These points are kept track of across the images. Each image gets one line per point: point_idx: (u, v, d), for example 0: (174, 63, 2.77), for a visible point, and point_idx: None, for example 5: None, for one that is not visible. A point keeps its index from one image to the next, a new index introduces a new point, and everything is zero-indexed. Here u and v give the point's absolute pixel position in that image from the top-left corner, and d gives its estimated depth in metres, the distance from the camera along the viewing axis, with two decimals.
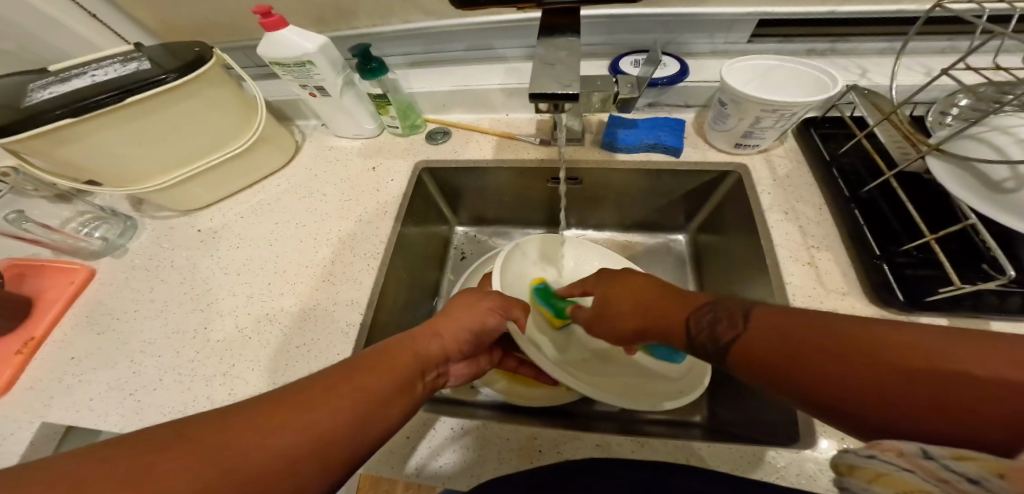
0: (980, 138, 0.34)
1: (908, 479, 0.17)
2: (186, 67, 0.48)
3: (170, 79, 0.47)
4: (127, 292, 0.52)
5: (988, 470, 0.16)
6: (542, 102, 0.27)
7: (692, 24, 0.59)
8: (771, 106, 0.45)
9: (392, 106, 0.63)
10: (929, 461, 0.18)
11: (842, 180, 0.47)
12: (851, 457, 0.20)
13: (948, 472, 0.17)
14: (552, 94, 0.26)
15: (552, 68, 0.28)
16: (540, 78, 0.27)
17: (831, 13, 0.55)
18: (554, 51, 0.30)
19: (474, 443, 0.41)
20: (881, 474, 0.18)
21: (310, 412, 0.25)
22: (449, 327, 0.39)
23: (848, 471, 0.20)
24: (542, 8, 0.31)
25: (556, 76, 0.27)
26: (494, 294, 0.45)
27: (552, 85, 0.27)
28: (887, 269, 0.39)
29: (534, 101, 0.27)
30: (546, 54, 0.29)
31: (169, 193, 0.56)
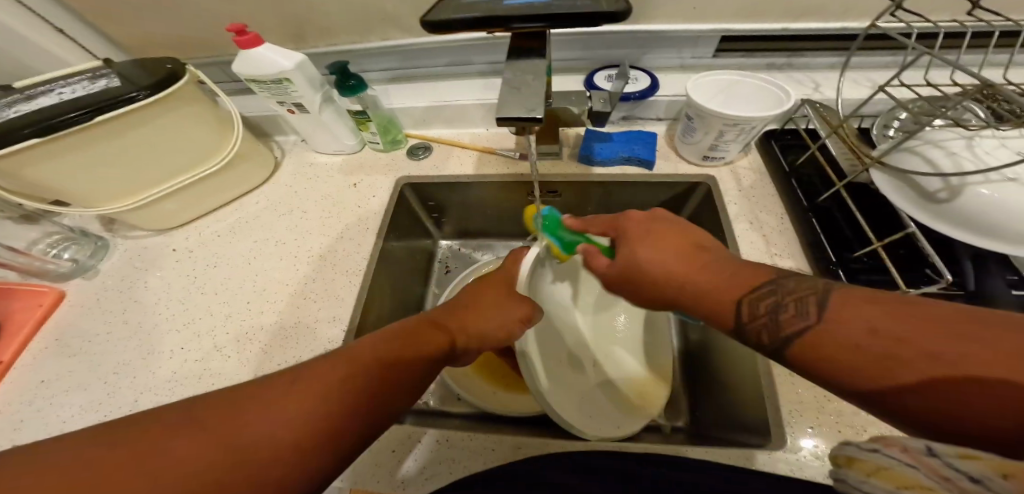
0: (916, 150, 0.37)
1: (905, 474, 0.19)
2: (161, 83, 0.47)
3: (141, 96, 0.46)
4: (99, 313, 0.51)
5: (990, 470, 0.16)
6: (506, 126, 0.27)
7: (660, 41, 0.63)
8: (733, 121, 0.48)
9: (372, 122, 0.63)
10: (933, 459, 0.18)
11: (801, 190, 0.50)
12: (853, 452, 0.22)
13: (950, 470, 0.17)
14: (518, 118, 0.26)
15: (519, 91, 0.29)
16: (507, 102, 0.28)
17: (786, 31, 0.59)
18: (520, 75, 0.30)
19: (460, 455, 0.41)
20: (880, 469, 0.20)
21: (294, 407, 0.25)
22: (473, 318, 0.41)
23: (849, 464, 0.23)
24: (511, 31, 0.33)
25: (523, 100, 0.28)
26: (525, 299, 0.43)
27: (518, 110, 0.27)
28: (843, 274, 0.42)
29: (502, 125, 0.27)
30: (514, 78, 0.30)
31: (144, 212, 0.56)
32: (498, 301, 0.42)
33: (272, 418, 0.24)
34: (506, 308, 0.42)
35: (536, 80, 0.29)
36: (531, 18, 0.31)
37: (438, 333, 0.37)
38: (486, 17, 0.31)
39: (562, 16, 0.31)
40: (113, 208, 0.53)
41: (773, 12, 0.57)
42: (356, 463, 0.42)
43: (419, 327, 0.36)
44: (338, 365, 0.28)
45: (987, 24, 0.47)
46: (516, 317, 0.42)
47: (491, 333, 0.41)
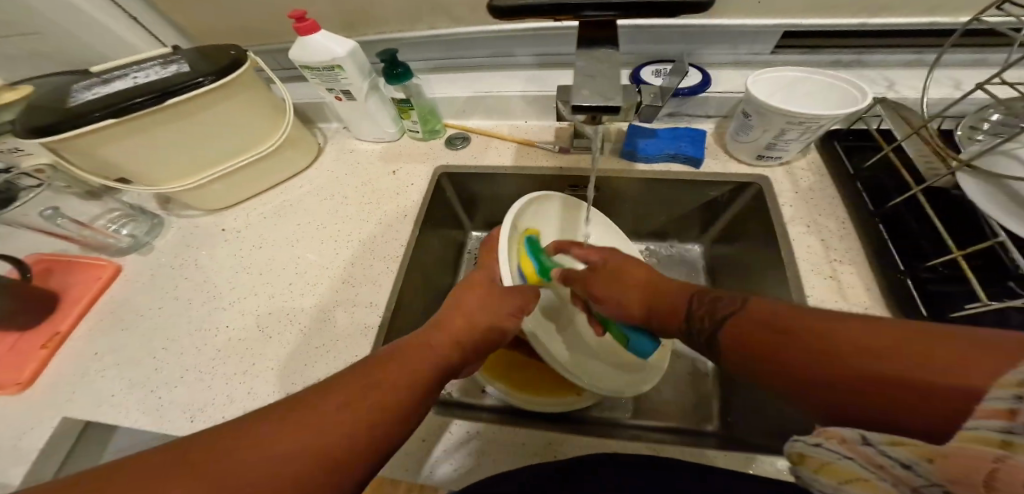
0: (1016, 155, 0.33)
1: (846, 466, 0.21)
2: (224, 70, 0.49)
3: (207, 82, 0.48)
4: (152, 288, 0.54)
5: (917, 455, 0.19)
6: (580, 114, 0.25)
7: (716, 34, 0.60)
8: (798, 119, 0.45)
9: (414, 111, 0.64)
10: (866, 447, 0.21)
11: (867, 194, 0.47)
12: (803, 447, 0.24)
13: (883, 458, 0.20)
14: (593, 106, 0.24)
15: (591, 79, 0.26)
16: (581, 89, 0.26)
17: (857, 25, 0.55)
18: (593, 63, 0.28)
19: (494, 448, 0.41)
20: (825, 463, 0.23)
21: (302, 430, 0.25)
22: (467, 319, 0.39)
23: (801, 460, 0.24)
24: (579, 20, 0.32)
25: (600, 86, 0.26)
26: (517, 292, 0.42)
27: (594, 97, 0.25)
28: (912, 284, 0.39)
29: (574, 114, 0.25)
30: (586, 65, 0.28)
31: (198, 192, 0.58)
32: (491, 292, 0.42)
33: (285, 445, 0.24)
34: (501, 299, 0.41)
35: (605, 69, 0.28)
36: (604, 5, 0.30)
37: (431, 346, 0.35)
38: (558, 4, 0.30)
39: (637, 3, 0.29)
40: (176, 188, 0.55)
41: (844, 4, 0.53)
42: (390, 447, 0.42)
43: (411, 344, 0.35)
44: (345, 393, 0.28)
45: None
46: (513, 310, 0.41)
47: (489, 329, 0.40)
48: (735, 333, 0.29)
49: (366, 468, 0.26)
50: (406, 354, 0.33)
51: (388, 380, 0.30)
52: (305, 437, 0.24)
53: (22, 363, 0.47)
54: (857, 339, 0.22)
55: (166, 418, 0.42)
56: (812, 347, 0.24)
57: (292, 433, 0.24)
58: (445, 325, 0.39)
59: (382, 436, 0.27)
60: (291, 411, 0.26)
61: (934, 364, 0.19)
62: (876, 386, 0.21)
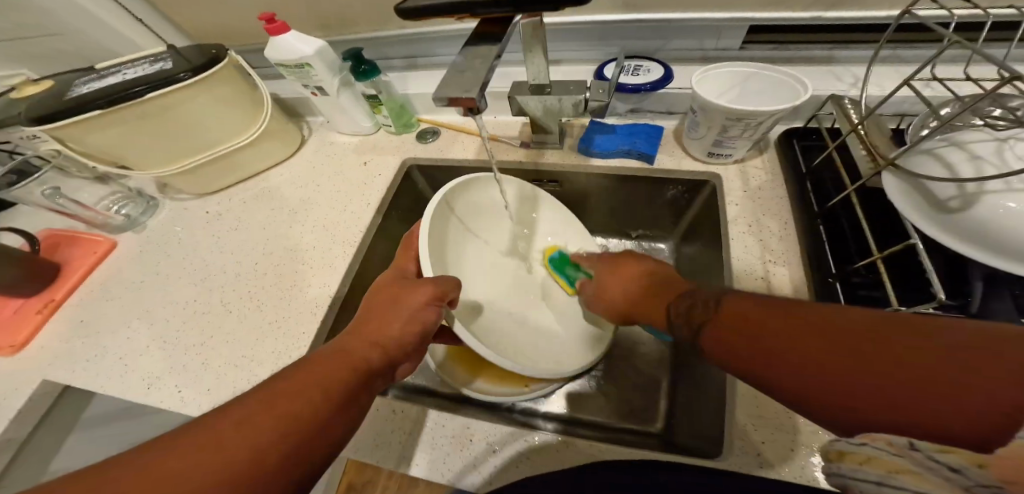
0: (936, 154, 0.32)
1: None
2: (200, 67, 0.54)
3: (187, 78, 0.53)
4: (139, 264, 0.59)
5: (968, 460, 0.16)
6: (447, 106, 0.27)
7: (679, 30, 0.59)
8: (737, 115, 0.44)
9: (384, 106, 0.67)
10: (916, 452, 0.17)
11: (814, 194, 0.45)
12: (842, 445, 0.20)
13: (932, 462, 0.17)
14: (454, 98, 0.26)
15: (464, 74, 0.28)
16: (449, 83, 0.27)
17: (823, 20, 0.53)
18: (474, 57, 0.29)
19: (409, 427, 0.44)
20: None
21: (227, 440, 0.24)
22: (384, 326, 0.38)
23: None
24: (479, 17, 0.33)
25: (468, 80, 0.27)
26: (427, 282, 0.40)
27: (457, 90, 0.26)
28: (838, 288, 0.38)
29: (439, 106, 0.27)
30: (466, 60, 0.29)
31: (185, 179, 0.64)
32: (405, 292, 0.40)
33: (183, 482, 0.22)
34: (412, 300, 0.39)
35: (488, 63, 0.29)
36: (495, 3, 0.31)
37: (346, 358, 0.34)
38: (454, 2, 0.32)
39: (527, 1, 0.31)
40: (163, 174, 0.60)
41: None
42: None
43: (323, 359, 0.33)
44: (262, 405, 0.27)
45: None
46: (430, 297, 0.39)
47: (407, 333, 0.38)
48: (725, 336, 0.27)
49: (282, 483, 0.26)
50: (315, 370, 0.31)
51: (295, 398, 0.28)
52: (200, 474, 0.23)
53: (19, 327, 0.54)
54: (836, 324, 0.22)
55: (130, 380, 0.48)
56: (807, 339, 0.22)
57: (186, 470, 0.23)
58: (356, 336, 0.36)
59: (294, 451, 0.26)
60: (178, 448, 0.24)
61: (919, 356, 0.18)
62: (864, 375, 0.19)
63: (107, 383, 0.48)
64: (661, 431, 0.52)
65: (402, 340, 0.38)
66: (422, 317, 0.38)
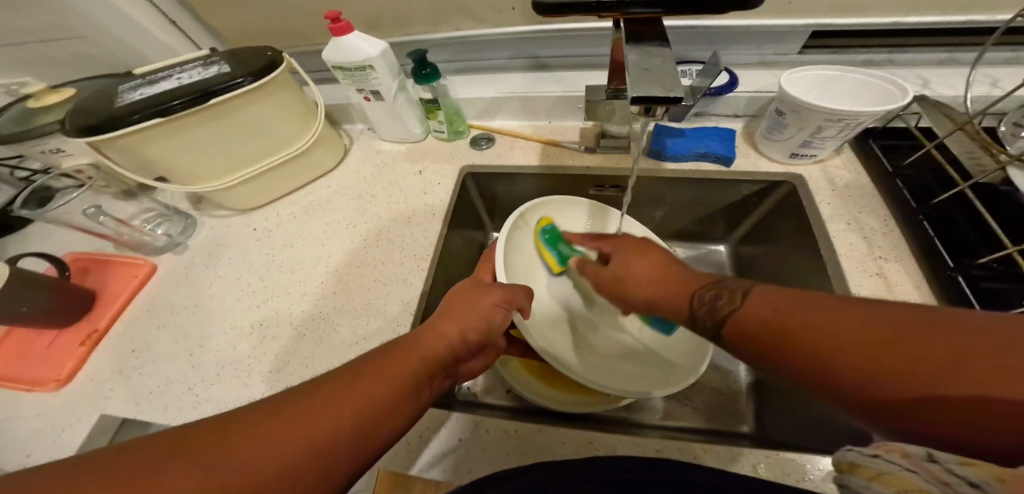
0: None
1: (911, 480, 0.21)
2: (261, 71, 0.49)
3: (246, 82, 0.48)
4: (188, 286, 0.55)
5: (991, 476, 0.18)
6: (637, 105, 0.25)
7: (743, 34, 0.60)
8: (837, 116, 0.44)
9: (441, 111, 0.64)
10: (933, 464, 0.20)
11: (909, 191, 0.46)
12: (860, 458, 0.24)
13: (950, 475, 0.20)
14: (653, 97, 0.24)
15: (649, 73, 0.26)
16: (637, 81, 0.25)
17: (894, 25, 0.54)
18: (646, 57, 0.28)
19: (527, 446, 0.41)
20: (881, 473, 0.23)
21: (296, 423, 0.25)
22: (453, 324, 0.39)
23: (852, 469, 0.25)
24: (625, 17, 0.32)
25: (656, 79, 0.25)
26: (500, 286, 0.44)
27: (652, 88, 0.25)
28: (964, 281, 0.38)
29: (633, 104, 0.25)
30: (639, 59, 0.27)
31: (231, 193, 0.59)
32: (474, 295, 0.42)
33: (281, 446, 0.24)
34: (480, 302, 0.41)
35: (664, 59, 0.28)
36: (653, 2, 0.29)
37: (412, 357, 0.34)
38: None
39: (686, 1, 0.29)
40: (211, 188, 0.56)
41: (880, 4, 0.53)
42: (424, 445, 0.42)
43: (395, 352, 0.34)
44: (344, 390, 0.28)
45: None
46: (497, 301, 0.42)
47: (472, 333, 0.40)
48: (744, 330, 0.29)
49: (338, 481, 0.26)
50: (391, 362, 0.33)
51: (370, 384, 0.30)
52: (292, 443, 0.24)
53: (62, 360, 0.49)
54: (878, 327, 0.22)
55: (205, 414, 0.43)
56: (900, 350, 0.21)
57: (289, 436, 0.25)
58: (428, 330, 0.38)
59: (350, 446, 0.27)
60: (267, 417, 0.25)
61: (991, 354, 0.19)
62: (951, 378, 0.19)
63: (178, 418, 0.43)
64: (757, 432, 0.51)
65: (467, 339, 0.39)
66: (485, 317, 0.41)
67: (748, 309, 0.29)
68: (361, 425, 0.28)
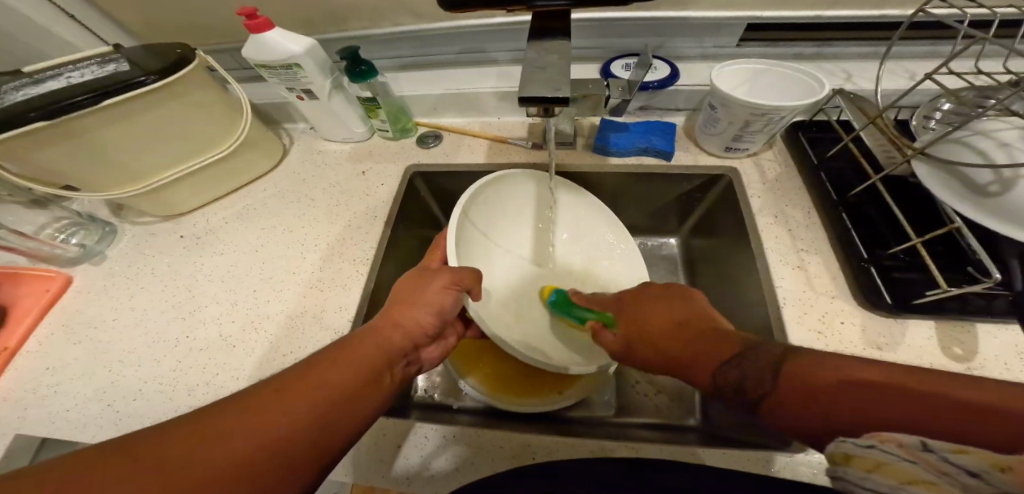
0: (965, 142, 0.36)
1: (908, 468, 0.18)
2: (167, 69, 0.46)
3: (150, 81, 0.45)
4: (107, 298, 0.51)
5: (988, 464, 0.17)
6: (531, 103, 0.27)
7: (682, 28, 0.60)
8: (759, 110, 0.46)
9: (382, 110, 0.62)
10: (929, 453, 0.18)
11: (830, 183, 0.49)
12: (848, 446, 0.20)
13: (948, 465, 0.18)
14: (543, 98, 0.27)
15: (543, 70, 0.29)
16: (532, 82, 0.28)
17: (818, 18, 0.56)
18: (544, 54, 0.30)
19: (468, 451, 0.40)
20: (881, 464, 0.19)
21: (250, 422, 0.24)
22: (404, 311, 0.38)
23: (845, 461, 0.20)
24: (534, 10, 0.31)
25: (547, 81, 0.28)
26: (445, 269, 0.41)
27: (543, 89, 0.27)
28: (874, 271, 0.41)
29: (523, 103, 0.28)
30: (537, 57, 0.30)
31: (151, 199, 0.55)
32: (421, 282, 0.40)
33: (240, 437, 0.24)
34: (431, 285, 0.40)
35: (561, 60, 0.30)
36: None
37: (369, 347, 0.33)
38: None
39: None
40: (124, 194, 0.52)
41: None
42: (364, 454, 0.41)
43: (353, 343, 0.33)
44: (304, 388, 0.28)
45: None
46: (446, 286, 0.40)
47: (428, 319, 0.38)
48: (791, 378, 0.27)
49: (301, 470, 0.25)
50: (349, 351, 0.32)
51: (326, 373, 0.29)
52: (257, 433, 0.24)
53: None
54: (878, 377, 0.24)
55: (128, 431, 0.41)
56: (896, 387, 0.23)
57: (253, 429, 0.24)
58: (382, 321, 0.37)
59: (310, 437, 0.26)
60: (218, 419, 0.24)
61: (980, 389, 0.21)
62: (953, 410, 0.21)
63: (100, 435, 0.41)
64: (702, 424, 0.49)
65: (425, 326, 0.38)
66: (441, 301, 0.39)
67: (729, 370, 0.30)
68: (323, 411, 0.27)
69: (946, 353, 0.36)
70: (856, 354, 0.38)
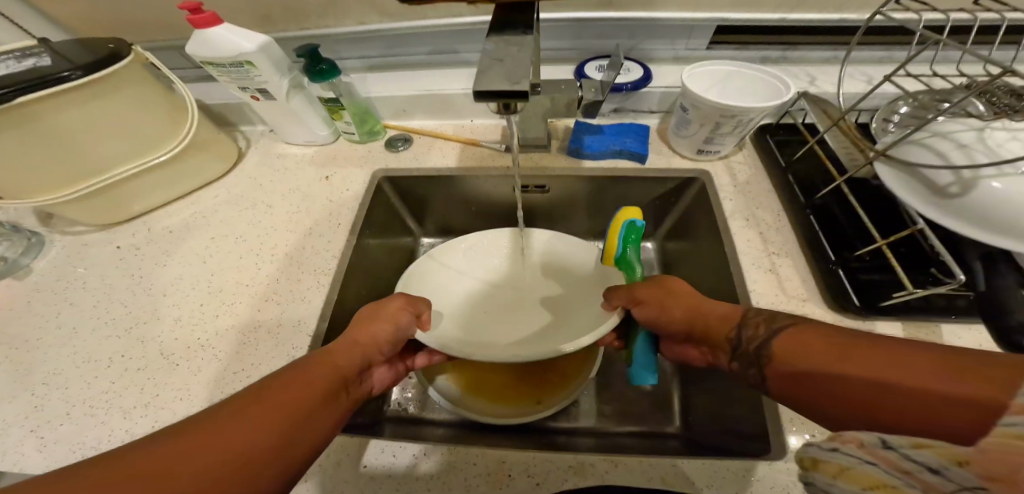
0: (923, 144, 0.36)
1: (865, 471, 0.19)
2: (95, 63, 0.42)
3: (75, 76, 0.41)
4: (29, 316, 0.45)
5: (948, 459, 0.17)
6: (488, 98, 0.27)
7: (653, 30, 0.60)
8: (729, 112, 0.46)
9: (346, 111, 0.59)
10: (889, 451, 0.19)
11: (798, 187, 0.49)
12: (817, 452, 0.22)
13: (908, 462, 0.18)
14: (500, 91, 0.27)
15: (501, 64, 0.29)
16: (490, 74, 0.28)
17: (783, 21, 0.58)
18: (503, 47, 0.30)
19: (438, 470, 0.37)
20: (874, 481, 0.18)
21: (198, 453, 0.21)
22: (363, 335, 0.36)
23: (815, 466, 0.22)
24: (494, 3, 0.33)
25: (505, 73, 0.28)
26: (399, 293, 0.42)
27: (500, 82, 0.27)
28: (843, 274, 0.41)
29: (479, 99, 0.27)
30: (496, 50, 0.30)
31: (84, 206, 0.50)
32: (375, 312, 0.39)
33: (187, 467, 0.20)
34: (387, 305, 0.39)
35: (521, 53, 0.30)
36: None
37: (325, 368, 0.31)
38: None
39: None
40: (47, 202, 0.47)
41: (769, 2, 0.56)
42: (322, 477, 0.37)
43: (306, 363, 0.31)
44: (269, 411, 0.25)
45: (976, 19, 0.48)
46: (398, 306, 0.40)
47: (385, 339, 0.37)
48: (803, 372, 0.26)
49: None
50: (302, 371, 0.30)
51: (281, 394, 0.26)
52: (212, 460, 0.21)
53: None
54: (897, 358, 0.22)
55: (50, 462, 0.35)
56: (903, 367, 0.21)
57: (201, 449, 0.21)
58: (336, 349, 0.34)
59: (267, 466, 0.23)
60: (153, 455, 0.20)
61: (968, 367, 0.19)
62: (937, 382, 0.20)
63: (21, 463, 0.35)
64: (683, 432, 0.47)
65: (382, 342, 0.37)
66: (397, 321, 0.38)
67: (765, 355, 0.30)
68: (281, 435, 0.24)
69: None
70: None
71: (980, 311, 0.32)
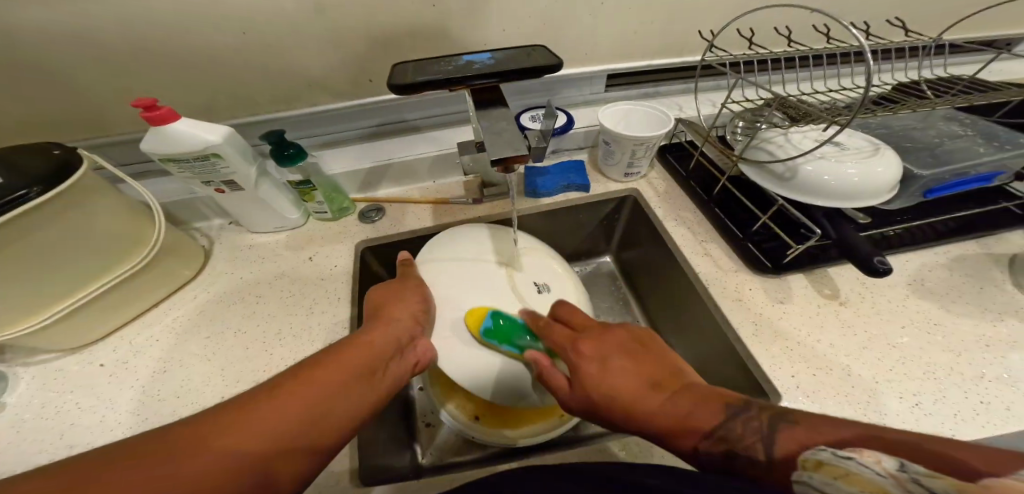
0: (761, 146, 0.55)
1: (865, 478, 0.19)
2: (52, 177, 0.40)
3: (32, 194, 0.38)
4: (11, 455, 0.41)
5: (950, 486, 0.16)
6: (499, 164, 0.36)
7: (565, 83, 0.76)
8: (640, 141, 0.62)
9: (317, 191, 0.62)
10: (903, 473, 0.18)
11: (700, 189, 0.67)
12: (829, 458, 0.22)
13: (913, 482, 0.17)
14: (506, 156, 0.35)
15: (500, 136, 0.38)
16: (497, 145, 0.37)
17: (651, 66, 0.78)
18: (495, 122, 0.40)
19: None
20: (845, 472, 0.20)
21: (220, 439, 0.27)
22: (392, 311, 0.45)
23: (817, 468, 0.23)
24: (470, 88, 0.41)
25: (509, 142, 0.37)
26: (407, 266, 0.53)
27: (507, 150, 0.36)
28: (751, 246, 0.57)
29: (494, 164, 0.35)
30: (493, 125, 0.39)
31: (46, 334, 0.46)
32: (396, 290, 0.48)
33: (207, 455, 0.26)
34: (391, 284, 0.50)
35: (509, 125, 0.39)
36: (486, 75, 0.39)
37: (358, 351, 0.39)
38: (452, 77, 0.39)
39: (507, 70, 0.40)
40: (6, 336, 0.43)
41: (641, 54, 0.75)
42: None
43: (369, 327, 0.43)
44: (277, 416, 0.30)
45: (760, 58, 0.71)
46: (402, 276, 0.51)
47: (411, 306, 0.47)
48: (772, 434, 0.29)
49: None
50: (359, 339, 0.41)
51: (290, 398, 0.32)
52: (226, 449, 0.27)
53: None
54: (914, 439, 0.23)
55: None
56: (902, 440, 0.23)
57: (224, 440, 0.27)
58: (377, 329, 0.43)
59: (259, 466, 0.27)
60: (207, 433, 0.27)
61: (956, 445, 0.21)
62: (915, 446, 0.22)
63: None
64: None
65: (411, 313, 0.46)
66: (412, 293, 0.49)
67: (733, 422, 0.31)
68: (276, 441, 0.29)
69: (822, 295, 0.52)
70: (769, 309, 0.51)
71: (842, 253, 0.47)
